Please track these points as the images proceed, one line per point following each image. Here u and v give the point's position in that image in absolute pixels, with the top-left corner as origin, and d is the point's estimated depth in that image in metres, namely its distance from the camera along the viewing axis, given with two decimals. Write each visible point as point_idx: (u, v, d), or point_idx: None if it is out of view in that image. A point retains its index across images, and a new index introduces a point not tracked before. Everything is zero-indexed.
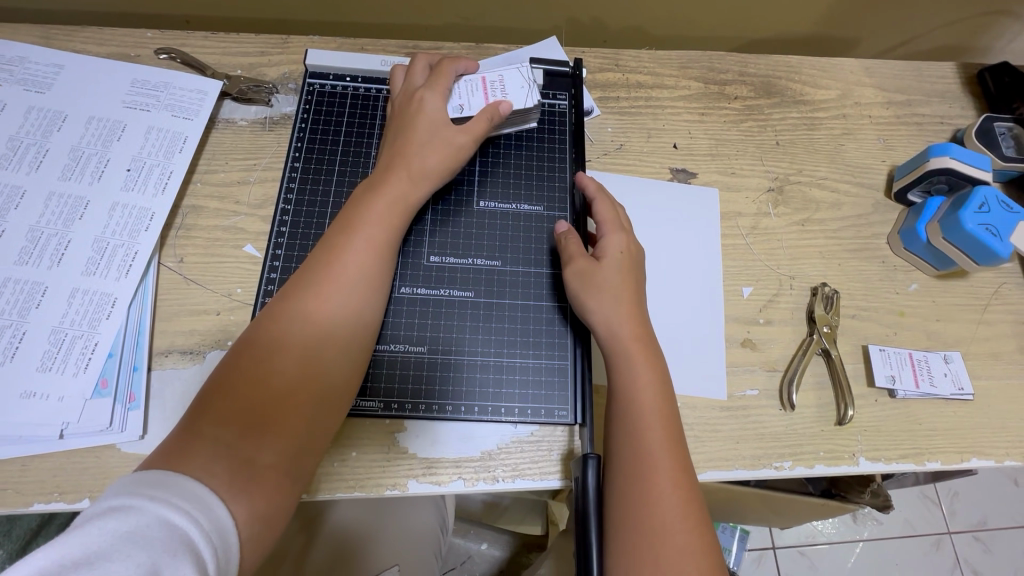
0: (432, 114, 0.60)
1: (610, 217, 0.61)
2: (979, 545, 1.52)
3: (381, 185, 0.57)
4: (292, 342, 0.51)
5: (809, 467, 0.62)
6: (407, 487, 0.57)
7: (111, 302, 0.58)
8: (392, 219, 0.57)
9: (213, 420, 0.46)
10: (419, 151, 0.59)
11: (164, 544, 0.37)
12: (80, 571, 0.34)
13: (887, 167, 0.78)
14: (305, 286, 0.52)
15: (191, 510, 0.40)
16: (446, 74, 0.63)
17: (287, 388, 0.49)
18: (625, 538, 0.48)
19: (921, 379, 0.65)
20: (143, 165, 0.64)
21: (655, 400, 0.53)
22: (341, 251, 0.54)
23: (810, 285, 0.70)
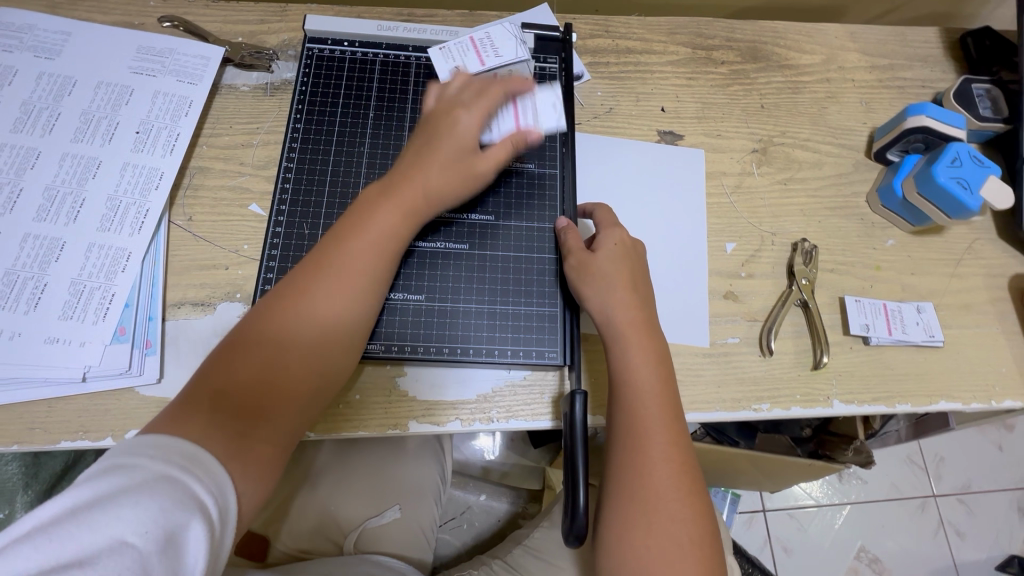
0: (467, 128, 0.60)
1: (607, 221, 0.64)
2: (962, 508, 1.57)
3: (397, 189, 0.58)
4: (301, 335, 0.52)
5: (785, 409, 0.66)
6: (407, 427, 0.61)
7: (126, 256, 0.62)
8: (403, 226, 0.57)
9: (221, 395, 0.48)
10: (442, 166, 0.59)
11: (170, 496, 0.39)
12: (92, 512, 0.36)
13: (868, 129, 0.81)
14: (323, 269, 0.54)
15: (195, 468, 0.42)
16: (492, 93, 0.62)
17: (295, 377, 0.51)
18: (621, 506, 0.52)
19: (894, 327, 0.69)
20: (151, 128, 0.67)
21: (651, 376, 0.56)
22: (356, 239, 0.55)
23: (791, 241, 0.74)
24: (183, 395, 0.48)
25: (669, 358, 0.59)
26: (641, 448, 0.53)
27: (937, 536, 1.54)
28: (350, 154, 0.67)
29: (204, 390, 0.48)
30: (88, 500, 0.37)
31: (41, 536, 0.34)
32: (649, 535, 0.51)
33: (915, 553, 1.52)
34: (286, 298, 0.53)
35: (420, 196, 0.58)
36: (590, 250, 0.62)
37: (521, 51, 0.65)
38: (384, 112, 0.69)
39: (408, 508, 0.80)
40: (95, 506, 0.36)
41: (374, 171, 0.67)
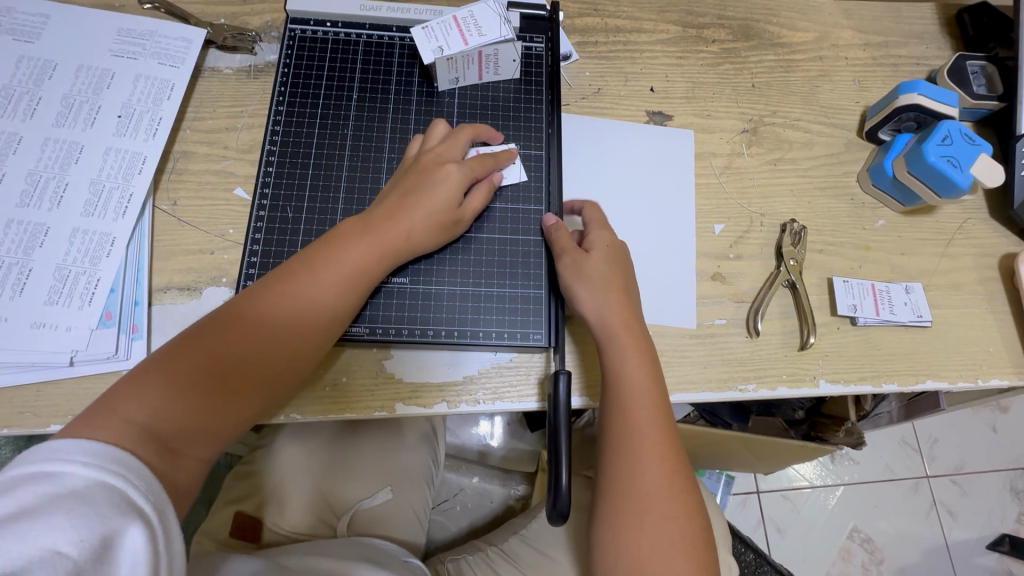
0: (454, 191, 0.60)
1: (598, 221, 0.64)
2: (955, 489, 1.59)
3: (374, 228, 0.58)
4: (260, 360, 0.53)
5: (771, 389, 0.66)
6: (395, 409, 0.62)
7: (110, 241, 0.62)
8: (373, 267, 0.57)
9: (170, 401, 0.49)
10: (421, 215, 0.59)
11: (104, 504, 0.40)
12: (21, 522, 0.36)
13: (860, 108, 0.80)
14: (290, 296, 0.54)
15: (130, 476, 0.43)
16: (485, 164, 0.63)
17: (242, 398, 0.53)
18: (615, 509, 0.53)
19: (882, 308, 0.69)
20: (133, 112, 0.67)
21: (643, 380, 0.55)
22: (326, 274, 0.55)
23: (780, 222, 0.73)
24: (135, 386, 0.49)
25: (657, 357, 0.58)
26: (633, 449, 0.54)
27: (929, 517, 1.56)
28: (333, 136, 0.66)
29: (155, 390, 0.49)
30: (15, 508, 0.37)
31: None
32: (641, 532, 0.52)
33: (906, 534, 1.54)
34: (255, 318, 0.54)
35: (395, 245, 0.58)
36: (583, 249, 0.61)
37: (506, 30, 0.64)
38: (367, 93, 0.69)
39: (399, 490, 0.81)
40: (23, 516, 0.37)
41: (357, 153, 0.66)
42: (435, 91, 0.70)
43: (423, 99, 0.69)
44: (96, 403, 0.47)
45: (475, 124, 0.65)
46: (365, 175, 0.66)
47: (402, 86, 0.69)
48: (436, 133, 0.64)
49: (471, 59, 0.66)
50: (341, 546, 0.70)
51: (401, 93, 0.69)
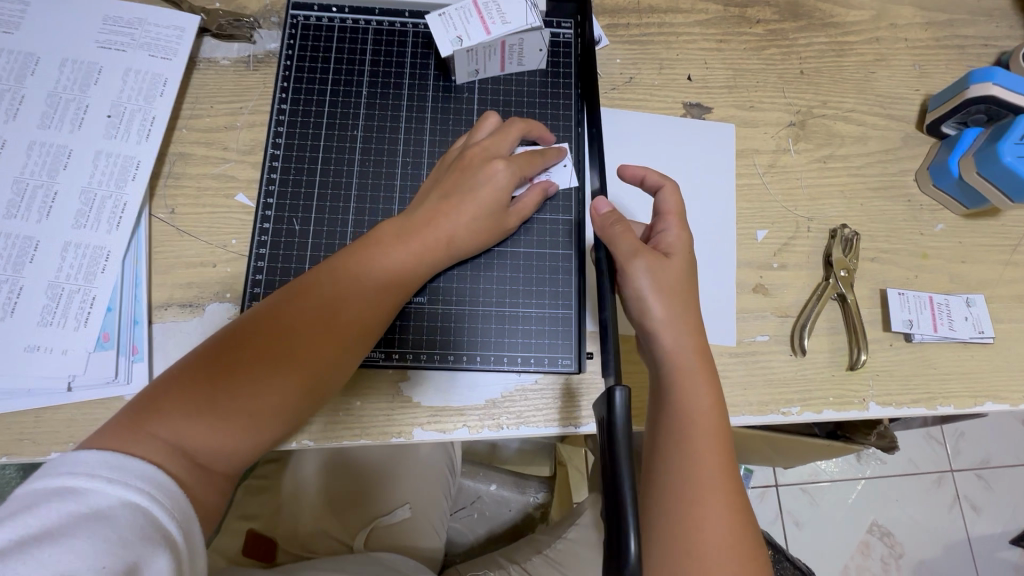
0: (495, 191, 0.55)
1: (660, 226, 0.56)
2: (980, 483, 1.55)
3: (412, 232, 0.53)
4: (287, 375, 0.48)
5: (816, 412, 0.61)
6: (413, 435, 0.58)
7: (105, 256, 0.57)
8: (405, 274, 0.52)
9: (195, 417, 0.46)
10: (463, 219, 0.54)
11: (126, 526, 0.39)
12: (44, 545, 0.36)
13: (921, 97, 0.72)
14: (315, 304, 0.50)
15: (154, 492, 0.42)
16: (531, 161, 0.57)
17: (267, 417, 0.48)
18: (677, 574, 0.44)
19: (940, 324, 0.63)
20: (124, 111, 0.61)
21: (710, 422, 0.48)
22: (355, 281, 0.51)
23: (829, 227, 0.67)
24: (162, 397, 0.46)
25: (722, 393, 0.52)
26: (694, 491, 0.46)
27: (952, 511, 1.52)
28: (342, 137, 0.60)
29: (180, 404, 0.46)
30: (38, 529, 0.37)
31: None
32: None
33: (928, 528, 1.51)
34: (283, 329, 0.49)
35: (434, 250, 0.53)
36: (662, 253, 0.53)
37: (534, 19, 0.57)
38: (378, 88, 0.62)
39: (417, 507, 0.79)
40: (47, 539, 0.37)
41: (369, 156, 0.60)
42: (453, 85, 0.63)
43: (440, 94, 0.63)
44: (128, 410, 0.46)
45: (525, 119, 0.59)
46: (378, 180, 0.60)
47: (417, 79, 0.63)
48: (483, 128, 0.58)
49: (493, 50, 0.59)
50: (358, 563, 0.68)
51: (415, 87, 0.63)
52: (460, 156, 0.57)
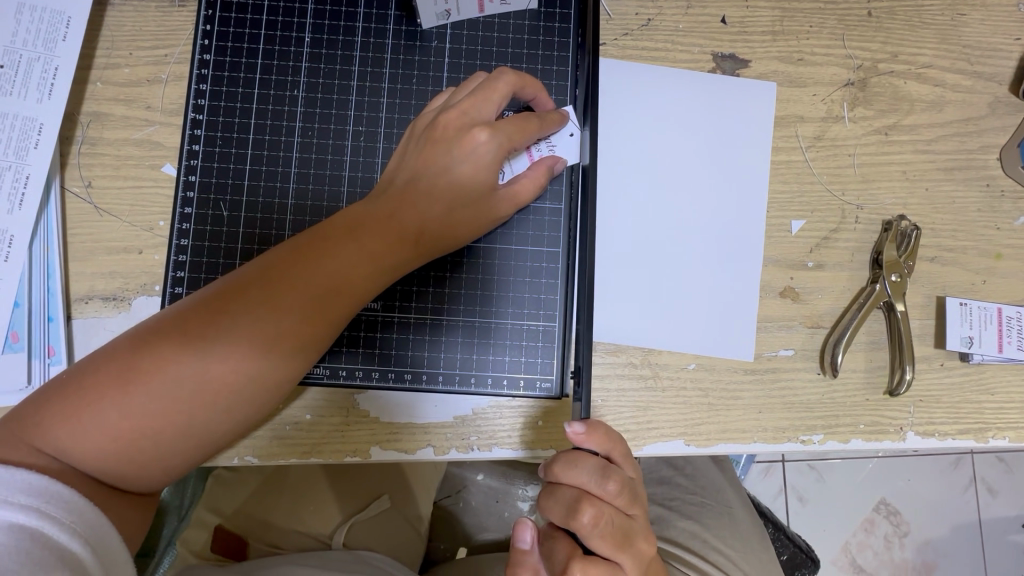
0: (467, 168, 0.44)
1: (568, 494, 0.39)
2: (1000, 466, 1.37)
3: (372, 221, 0.44)
4: (199, 390, 0.39)
5: (842, 441, 0.52)
6: (370, 454, 0.50)
7: (8, 241, 0.49)
8: (351, 269, 0.42)
9: (88, 433, 0.38)
10: (435, 206, 0.44)
11: (6, 553, 0.33)
12: None
13: (1021, 48, 0.56)
14: (240, 304, 0.40)
15: (45, 507, 0.35)
16: (520, 127, 0.45)
17: (177, 440, 0.40)
18: None
19: (1006, 342, 0.52)
20: (19, 59, 0.50)
21: None
22: (290, 276, 0.41)
23: (882, 218, 0.54)
24: (53, 401, 0.38)
25: None
26: None
27: (966, 493, 1.36)
28: (280, 100, 0.50)
29: (70, 414, 0.38)
30: None
31: None
32: None
33: (940, 508, 1.35)
34: (201, 331, 0.39)
35: (391, 239, 0.43)
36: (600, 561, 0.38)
37: None
38: (325, 35, 0.50)
39: (400, 496, 0.71)
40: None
41: (311, 123, 0.50)
42: (419, 30, 0.51)
43: (403, 43, 0.50)
44: (19, 410, 0.39)
45: (519, 72, 0.47)
46: (324, 154, 0.50)
47: (374, 22, 0.51)
48: (464, 88, 0.47)
49: None
50: (342, 561, 0.59)
51: (372, 33, 0.50)
52: (433, 123, 0.46)
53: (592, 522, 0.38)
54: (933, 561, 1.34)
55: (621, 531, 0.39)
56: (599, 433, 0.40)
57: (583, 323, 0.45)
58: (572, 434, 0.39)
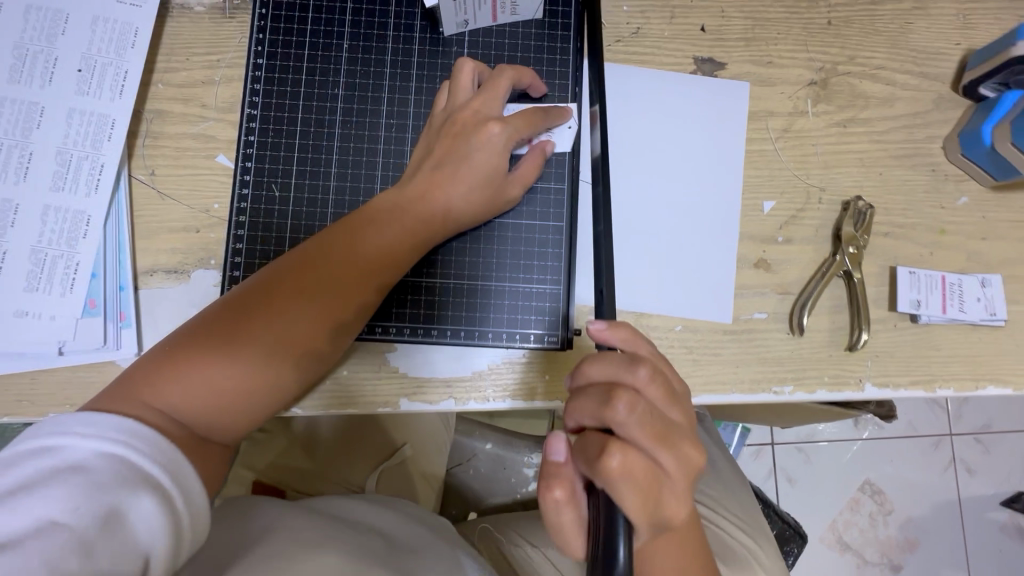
0: (488, 156, 0.52)
1: (600, 388, 0.42)
2: (978, 448, 1.41)
3: (405, 203, 0.52)
4: (276, 350, 0.48)
5: (809, 392, 0.60)
6: (399, 405, 0.57)
7: (86, 220, 0.56)
8: (402, 245, 0.51)
9: (185, 394, 0.45)
10: (458, 189, 0.52)
11: (102, 473, 0.38)
12: (17, 498, 0.36)
13: (961, 52, 0.65)
14: (309, 276, 0.49)
15: (129, 440, 0.41)
16: (528, 118, 0.53)
17: (260, 389, 0.48)
18: None
19: (949, 305, 0.60)
20: (95, 64, 0.58)
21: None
22: (347, 249, 0.50)
23: (842, 199, 0.63)
24: (147, 374, 0.46)
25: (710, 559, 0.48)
26: None
27: (946, 474, 1.40)
28: (322, 97, 0.58)
29: (172, 376, 0.45)
30: (14, 485, 0.37)
31: None
32: None
33: (921, 487, 1.40)
34: (273, 300, 0.48)
35: (427, 219, 0.52)
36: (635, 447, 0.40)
37: None
38: (361, 42, 0.59)
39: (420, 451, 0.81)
40: (21, 491, 0.36)
41: (350, 116, 0.58)
42: (441, 37, 0.59)
43: (427, 49, 0.59)
44: (120, 383, 0.45)
45: (517, 70, 0.55)
46: (361, 143, 0.58)
47: (402, 31, 0.59)
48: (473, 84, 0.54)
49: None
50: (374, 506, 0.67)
51: (401, 40, 0.59)
52: (451, 119, 0.53)
53: (627, 409, 0.40)
54: (915, 538, 1.39)
55: (659, 425, 0.41)
56: (621, 330, 0.45)
57: (603, 283, 0.49)
58: (600, 326, 0.45)
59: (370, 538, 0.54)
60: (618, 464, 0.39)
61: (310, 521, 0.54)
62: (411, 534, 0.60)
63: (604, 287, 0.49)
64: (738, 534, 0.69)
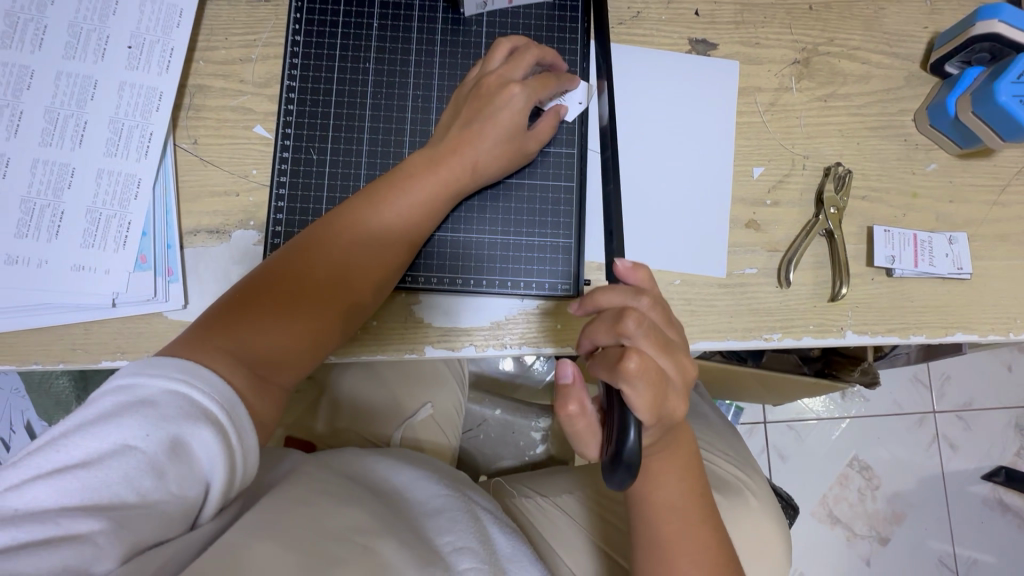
0: (513, 118, 0.58)
1: (613, 311, 0.50)
2: (959, 423, 1.47)
3: (438, 162, 0.58)
4: (332, 292, 0.54)
5: (797, 338, 0.66)
6: (424, 351, 0.63)
7: (137, 183, 0.61)
8: (439, 202, 0.58)
9: (249, 339, 0.50)
10: (486, 144, 0.58)
11: (168, 407, 0.42)
12: (96, 424, 0.40)
13: (929, 34, 0.72)
14: (357, 227, 0.56)
15: (192, 381, 0.44)
16: (545, 84, 0.60)
17: (318, 326, 0.54)
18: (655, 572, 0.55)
19: (920, 259, 0.66)
20: (143, 42, 0.63)
21: (680, 503, 0.56)
22: (389, 205, 0.56)
23: (823, 166, 0.69)
24: (212, 326, 0.50)
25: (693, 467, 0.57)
26: (665, 550, 0.55)
27: (930, 449, 1.45)
28: (355, 71, 0.64)
29: (235, 325, 0.50)
30: (93, 415, 0.41)
31: (55, 444, 0.39)
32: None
33: (905, 463, 1.45)
34: (326, 250, 0.55)
35: (459, 177, 0.58)
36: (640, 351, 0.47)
37: None
38: (390, 21, 0.65)
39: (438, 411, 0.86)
40: (99, 421, 0.40)
41: (381, 87, 0.64)
42: (462, 17, 0.65)
43: (450, 27, 0.65)
44: (188, 336, 0.49)
45: (530, 43, 0.61)
46: (391, 111, 0.64)
47: (427, 12, 0.65)
48: (493, 57, 0.60)
49: None
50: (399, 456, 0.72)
51: (426, 20, 0.65)
52: (475, 85, 0.60)
53: (636, 324, 0.47)
54: (902, 510, 1.43)
55: (660, 338, 0.48)
56: (639, 271, 0.53)
57: (609, 234, 0.57)
58: (621, 263, 0.52)
59: (385, 499, 0.57)
60: (635, 366, 0.46)
61: (335, 475, 0.57)
62: (428, 496, 0.62)
63: (614, 230, 0.56)
64: (730, 469, 0.75)
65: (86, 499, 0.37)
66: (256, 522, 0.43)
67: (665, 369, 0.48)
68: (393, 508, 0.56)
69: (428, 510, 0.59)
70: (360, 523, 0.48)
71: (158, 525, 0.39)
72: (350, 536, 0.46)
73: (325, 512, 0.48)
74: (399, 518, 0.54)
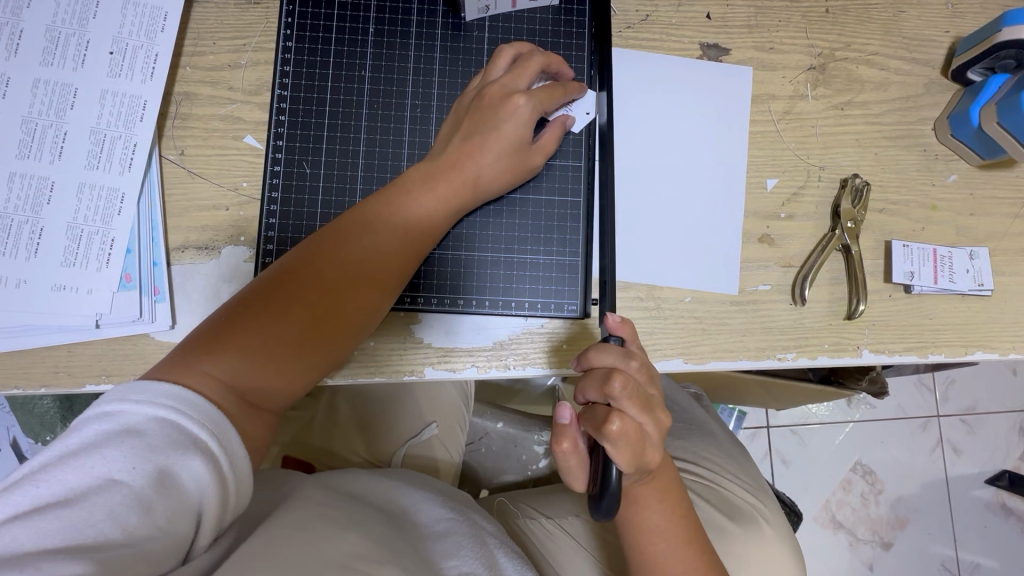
0: (518, 130, 0.55)
1: (601, 372, 0.48)
2: (964, 429, 1.45)
3: (439, 175, 0.55)
4: (326, 313, 0.51)
5: (812, 358, 0.64)
6: (424, 373, 0.60)
7: (120, 197, 0.58)
8: (440, 216, 0.55)
9: (238, 363, 0.47)
10: (489, 157, 0.55)
11: (155, 435, 0.39)
12: (78, 457, 0.37)
13: (949, 39, 0.69)
14: (353, 244, 0.52)
15: (181, 405, 0.42)
16: (552, 94, 0.57)
17: (310, 350, 0.50)
18: None
19: (940, 276, 0.64)
20: (126, 47, 0.60)
21: (665, 523, 0.54)
22: (387, 220, 0.53)
23: (840, 177, 0.66)
24: (196, 347, 0.47)
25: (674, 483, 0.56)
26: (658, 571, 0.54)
27: (934, 454, 1.44)
28: (350, 79, 0.61)
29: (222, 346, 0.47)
30: (75, 447, 0.38)
31: (33, 479, 0.36)
32: None
33: (908, 468, 1.43)
34: (320, 267, 0.51)
35: (460, 190, 0.55)
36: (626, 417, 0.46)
37: None
38: (386, 26, 0.62)
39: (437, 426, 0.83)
40: (81, 452, 0.38)
41: (377, 97, 0.61)
42: (463, 22, 0.62)
43: (450, 33, 0.62)
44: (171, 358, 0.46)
45: (538, 50, 0.58)
46: (387, 122, 0.61)
47: (425, 16, 0.62)
48: (498, 65, 0.57)
49: None
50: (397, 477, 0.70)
51: (424, 25, 0.62)
52: (478, 94, 0.57)
53: (623, 386, 0.45)
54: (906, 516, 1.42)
55: (644, 396, 0.47)
56: (626, 327, 0.51)
57: (607, 259, 0.57)
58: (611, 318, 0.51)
59: (394, 521, 0.56)
60: (618, 428, 0.45)
61: (340, 500, 0.54)
62: (430, 519, 0.60)
63: (608, 275, 0.56)
64: (741, 492, 0.73)
65: (67, 538, 0.34)
66: (249, 552, 0.40)
67: (646, 426, 0.47)
68: (396, 531, 0.53)
69: (432, 533, 0.57)
70: (362, 549, 0.45)
71: (145, 565, 0.36)
72: (352, 563, 0.42)
73: (326, 538, 0.44)
74: (405, 542, 0.51)
